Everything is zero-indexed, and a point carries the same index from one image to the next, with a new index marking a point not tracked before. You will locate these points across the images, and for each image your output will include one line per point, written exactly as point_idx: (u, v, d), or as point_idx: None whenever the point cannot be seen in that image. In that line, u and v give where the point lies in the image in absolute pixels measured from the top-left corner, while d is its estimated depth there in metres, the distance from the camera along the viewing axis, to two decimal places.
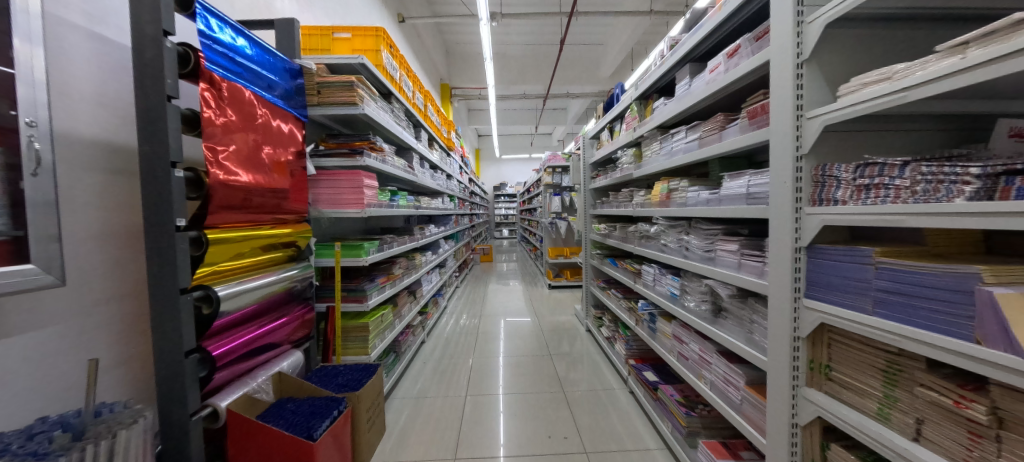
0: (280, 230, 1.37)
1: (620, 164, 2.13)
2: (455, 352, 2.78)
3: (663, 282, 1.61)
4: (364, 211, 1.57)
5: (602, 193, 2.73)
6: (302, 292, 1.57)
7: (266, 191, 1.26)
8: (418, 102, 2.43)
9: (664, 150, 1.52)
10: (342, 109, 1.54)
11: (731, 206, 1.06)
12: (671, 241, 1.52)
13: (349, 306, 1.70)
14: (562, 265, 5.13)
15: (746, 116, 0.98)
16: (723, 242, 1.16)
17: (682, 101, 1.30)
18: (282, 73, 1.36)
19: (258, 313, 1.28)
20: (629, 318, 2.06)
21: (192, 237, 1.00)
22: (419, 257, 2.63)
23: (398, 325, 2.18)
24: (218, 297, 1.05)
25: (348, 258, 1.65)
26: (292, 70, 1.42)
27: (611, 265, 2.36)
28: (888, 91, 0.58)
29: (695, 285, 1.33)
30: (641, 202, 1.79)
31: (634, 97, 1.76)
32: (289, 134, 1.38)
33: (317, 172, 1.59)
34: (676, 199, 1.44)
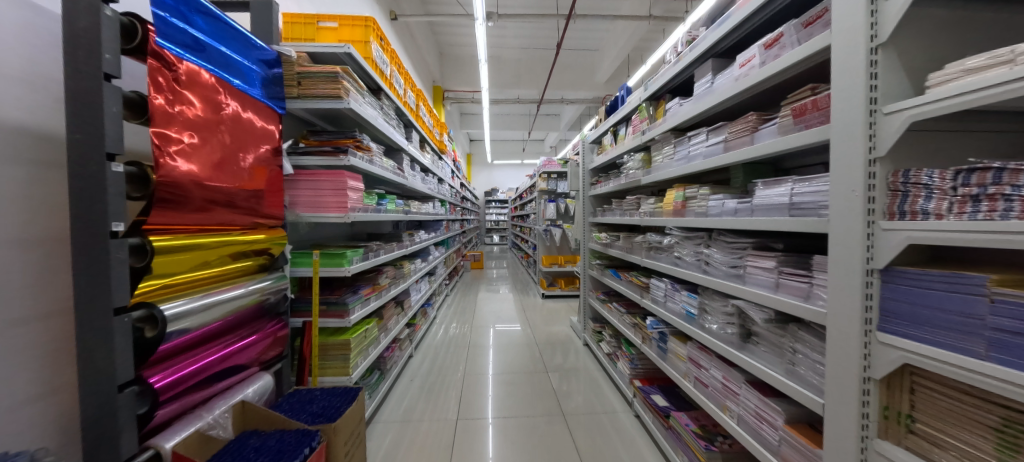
0: (251, 236, 1.13)
1: (624, 168, 1.98)
2: (443, 367, 2.54)
3: (676, 299, 1.45)
4: (348, 215, 1.35)
5: (603, 201, 2.59)
6: (276, 306, 1.31)
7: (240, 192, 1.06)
8: (409, 100, 2.25)
9: (678, 155, 1.39)
10: (326, 103, 1.28)
11: (769, 217, 0.93)
12: (686, 255, 1.37)
13: (328, 323, 1.41)
14: (556, 273, 4.97)
15: (789, 114, 0.85)
16: (755, 258, 1.02)
17: (702, 100, 1.18)
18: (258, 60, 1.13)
19: (225, 329, 1.03)
20: (634, 335, 1.88)
21: (132, 245, 0.75)
22: (407, 265, 2.43)
23: (383, 340, 1.88)
24: (164, 317, 0.79)
25: (326, 267, 1.39)
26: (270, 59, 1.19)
27: (613, 277, 2.20)
28: (1002, 77, 0.44)
29: (718, 305, 1.19)
30: (651, 210, 1.65)
31: (643, 98, 1.64)
32: (264, 129, 1.15)
33: (296, 171, 1.35)
34: (693, 208, 1.31)
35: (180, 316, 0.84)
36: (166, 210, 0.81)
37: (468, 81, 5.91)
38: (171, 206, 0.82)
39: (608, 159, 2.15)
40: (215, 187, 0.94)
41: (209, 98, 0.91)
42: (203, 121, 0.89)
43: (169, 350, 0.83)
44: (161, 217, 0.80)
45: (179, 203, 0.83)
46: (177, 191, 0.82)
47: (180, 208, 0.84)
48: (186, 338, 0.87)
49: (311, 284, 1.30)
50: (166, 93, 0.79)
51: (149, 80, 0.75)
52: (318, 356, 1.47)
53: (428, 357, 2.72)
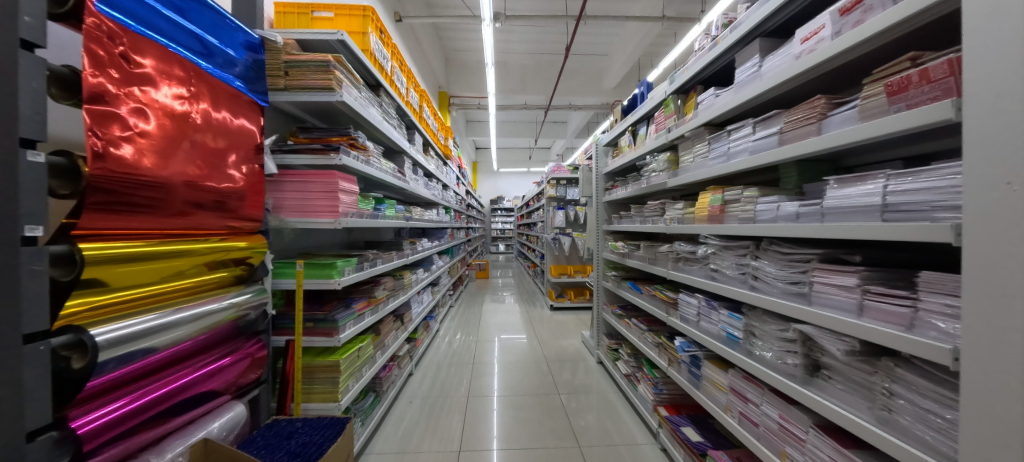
0: (227, 245, 0.95)
1: (645, 170, 1.79)
2: (445, 388, 2.30)
3: (714, 319, 1.24)
4: (341, 221, 1.18)
5: (618, 207, 2.41)
6: (256, 324, 1.09)
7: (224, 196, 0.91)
8: (412, 100, 2.12)
9: (713, 153, 1.21)
10: (316, 97, 1.12)
11: (850, 222, 0.74)
12: (728, 268, 1.16)
13: (315, 343, 1.19)
14: (564, 284, 4.73)
15: (880, 93, 0.68)
16: (825, 273, 0.83)
17: (748, 87, 1.02)
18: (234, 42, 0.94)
19: (196, 350, 0.85)
20: (659, 357, 1.64)
21: (56, 255, 0.56)
22: (408, 275, 2.25)
23: (380, 358, 1.66)
24: (93, 343, 0.58)
25: (312, 280, 1.19)
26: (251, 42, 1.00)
27: (633, 291, 1.98)
28: None
29: (772, 329, 0.98)
30: (680, 215, 1.44)
31: (668, 91, 1.48)
32: (244, 129, 0.96)
33: (281, 171, 1.18)
34: (735, 211, 1.12)
35: (136, 336, 0.66)
36: (137, 215, 0.69)
37: (475, 87, 5.85)
38: (146, 209, 0.70)
39: (627, 161, 1.96)
40: (207, 187, 0.84)
41: (171, 83, 0.72)
42: (170, 115, 0.71)
43: (123, 377, 0.65)
44: (126, 220, 0.66)
45: (156, 206, 0.71)
46: (158, 193, 0.70)
47: (155, 212, 0.72)
48: (147, 363, 0.70)
49: (295, 296, 1.09)
50: (107, 69, 0.59)
51: (85, 52, 0.56)
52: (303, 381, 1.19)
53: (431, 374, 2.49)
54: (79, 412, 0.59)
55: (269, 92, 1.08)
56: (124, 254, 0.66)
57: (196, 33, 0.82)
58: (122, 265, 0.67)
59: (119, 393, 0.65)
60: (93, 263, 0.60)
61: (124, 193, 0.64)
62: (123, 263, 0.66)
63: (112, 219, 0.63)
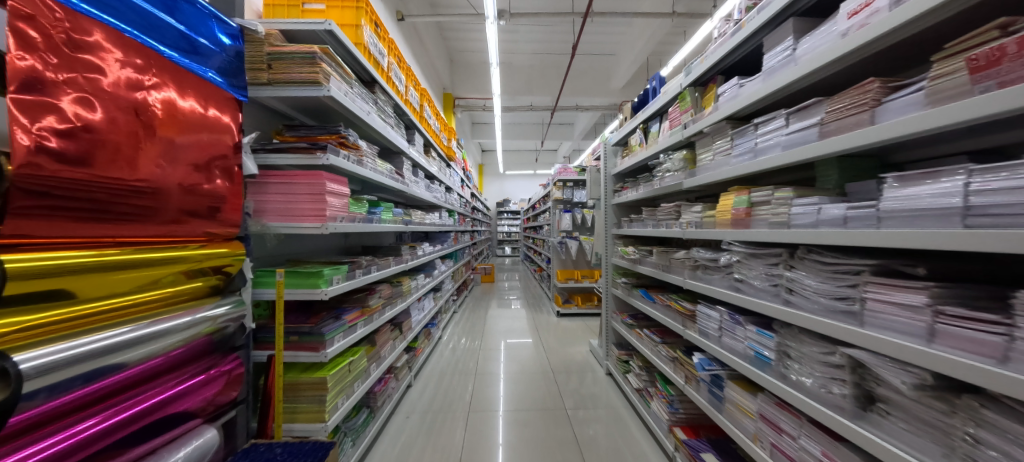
0: (206, 252, 0.89)
1: (658, 170, 1.66)
2: (447, 397, 2.18)
3: (739, 337, 1.09)
4: (328, 225, 1.11)
5: (627, 210, 2.28)
6: (233, 340, 1.01)
7: (213, 200, 0.90)
8: (411, 99, 2.04)
9: (737, 150, 1.09)
10: (301, 91, 1.05)
11: (915, 228, 0.61)
12: (756, 279, 1.02)
13: (300, 358, 1.11)
14: (571, 289, 4.59)
15: (965, 71, 0.53)
16: (879, 288, 0.69)
17: (780, 74, 0.90)
18: (204, 28, 0.87)
19: (170, 366, 0.79)
20: (675, 373, 1.49)
21: None
22: (407, 281, 2.16)
23: (373, 371, 1.56)
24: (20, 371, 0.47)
25: (296, 291, 1.10)
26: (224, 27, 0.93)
27: (646, 300, 1.83)
28: None
29: (811, 351, 0.84)
30: (698, 219, 1.31)
31: (684, 84, 1.36)
32: (217, 121, 0.88)
33: (264, 173, 1.10)
34: (764, 214, 0.98)
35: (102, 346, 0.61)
36: (129, 224, 0.69)
37: (480, 88, 5.80)
38: (138, 218, 0.70)
39: (638, 161, 1.84)
40: (202, 192, 0.85)
41: (127, 72, 0.65)
42: (137, 113, 0.66)
43: (106, 388, 0.62)
44: (116, 228, 0.66)
45: (150, 214, 0.72)
46: (151, 200, 0.71)
47: (150, 219, 0.73)
48: (128, 374, 0.67)
49: (275, 307, 1.01)
50: (41, 53, 0.51)
51: (11, 31, 0.48)
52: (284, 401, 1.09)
53: (432, 382, 2.38)
54: (63, 424, 0.55)
55: (245, 86, 1.00)
56: (117, 262, 0.66)
57: (159, 17, 0.74)
58: (118, 272, 0.67)
59: (104, 405, 0.62)
60: (73, 272, 0.59)
61: (113, 200, 0.64)
62: (119, 271, 0.67)
63: (102, 227, 0.63)
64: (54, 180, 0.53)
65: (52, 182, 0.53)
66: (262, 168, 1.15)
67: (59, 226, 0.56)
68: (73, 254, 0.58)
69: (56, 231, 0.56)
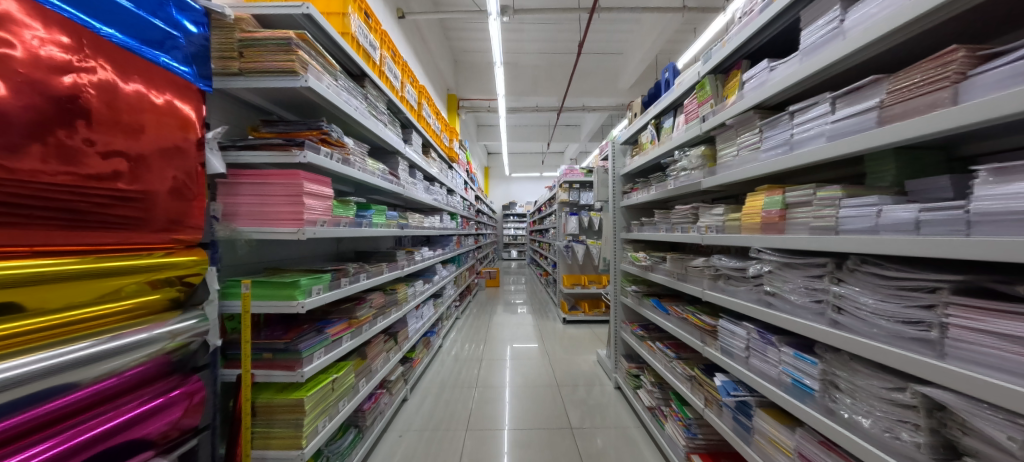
0: (179, 259, 0.83)
1: (672, 169, 1.52)
2: (444, 413, 2.03)
3: (772, 360, 0.92)
4: (305, 230, 1.03)
5: (637, 213, 2.13)
6: (195, 360, 0.90)
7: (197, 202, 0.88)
8: (406, 96, 1.97)
9: (766, 145, 0.95)
10: (276, 81, 0.99)
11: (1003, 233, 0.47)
12: (793, 293, 0.87)
13: (273, 378, 1.01)
14: (578, 295, 4.41)
15: None
16: (956, 309, 0.54)
17: (824, 51, 0.75)
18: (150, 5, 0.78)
19: (132, 385, 0.70)
20: (693, 394, 1.32)
21: None
22: (402, 288, 2.05)
23: (359, 387, 1.43)
24: None
25: (269, 302, 1.01)
26: (178, 6, 0.85)
27: (659, 311, 1.66)
28: None
29: (869, 384, 0.67)
30: (719, 223, 1.16)
31: (702, 72, 1.22)
32: (169, 108, 0.78)
33: (236, 172, 1.02)
34: (804, 216, 0.83)
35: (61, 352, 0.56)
36: (120, 231, 0.69)
37: (485, 90, 5.77)
38: (130, 226, 0.70)
39: (649, 160, 1.70)
40: (189, 197, 0.85)
41: (53, 50, 0.55)
42: (75, 113, 0.58)
43: (79, 402, 0.59)
44: (101, 235, 0.65)
45: (139, 222, 0.72)
46: (139, 208, 0.71)
47: (143, 227, 0.74)
48: (96, 390, 0.62)
49: (242, 321, 0.92)
50: None
51: None
52: (248, 427, 0.97)
53: (429, 395, 2.24)
54: (22, 445, 0.49)
55: (206, 75, 0.92)
56: (106, 268, 0.66)
57: None
58: (106, 279, 0.66)
59: (90, 413, 0.61)
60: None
61: (95, 211, 0.63)
62: (106, 277, 0.66)
63: (63, 235, 0.59)
64: (33, 184, 0.52)
65: (30, 186, 0.52)
66: (236, 167, 1.07)
67: (37, 234, 0.55)
68: (40, 262, 0.55)
69: (22, 238, 0.53)
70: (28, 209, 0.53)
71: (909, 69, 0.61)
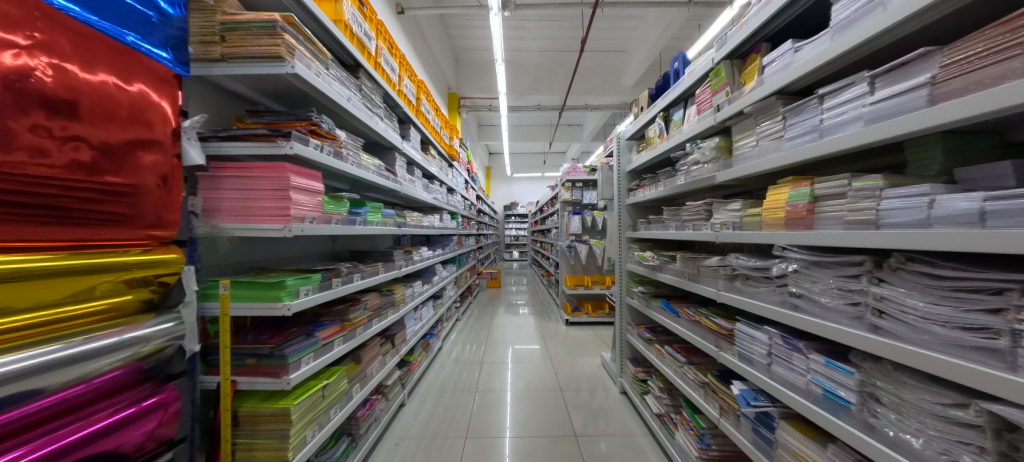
0: (157, 258, 0.76)
1: (682, 163, 1.44)
2: (443, 419, 1.94)
3: (799, 369, 0.84)
4: (292, 227, 0.96)
5: (643, 210, 2.05)
6: (170, 367, 0.84)
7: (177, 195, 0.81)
8: (404, 90, 1.91)
9: (791, 133, 0.87)
10: (261, 67, 0.93)
11: None
12: (823, 295, 0.78)
13: (257, 386, 0.94)
14: (581, 296, 4.33)
15: None
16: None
17: (860, 24, 0.67)
18: None
19: (106, 393, 0.64)
20: (706, 403, 1.23)
21: None
22: (399, 289, 1.98)
23: (351, 394, 1.35)
24: None
25: (253, 303, 0.94)
26: None
27: (669, 314, 1.58)
28: None
29: (917, 399, 0.59)
30: (736, 219, 1.08)
31: (716, 58, 1.15)
32: (145, 97, 0.72)
33: (218, 165, 0.96)
34: (836, 210, 0.75)
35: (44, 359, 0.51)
36: (100, 227, 0.64)
37: (486, 88, 5.70)
38: (111, 221, 0.65)
39: (657, 155, 1.62)
40: (171, 190, 0.78)
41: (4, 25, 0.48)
42: (44, 104, 0.52)
43: (44, 410, 0.53)
44: (88, 232, 0.62)
45: (122, 218, 0.67)
46: (126, 203, 0.67)
47: (128, 224, 0.69)
48: (63, 397, 0.55)
49: (222, 324, 0.85)
50: None
51: None
52: (226, 439, 0.90)
53: (427, 400, 2.16)
54: None
55: (181, 59, 0.86)
56: (88, 266, 0.61)
57: None
58: (81, 278, 0.61)
59: (61, 422, 0.55)
60: None
61: (80, 207, 0.59)
62: (81, 276, 0.60)
63: (35, 230, 0.54)
64: (16, 177, 0.49)
65: (14, 179, 0.49)
66: (217, 159, 1.00)
67: (17, 230, 0.51)
68: (15, 257, 0.50)
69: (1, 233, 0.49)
70: (13, 205, 0.49)
71: (969, 38, 0.53)
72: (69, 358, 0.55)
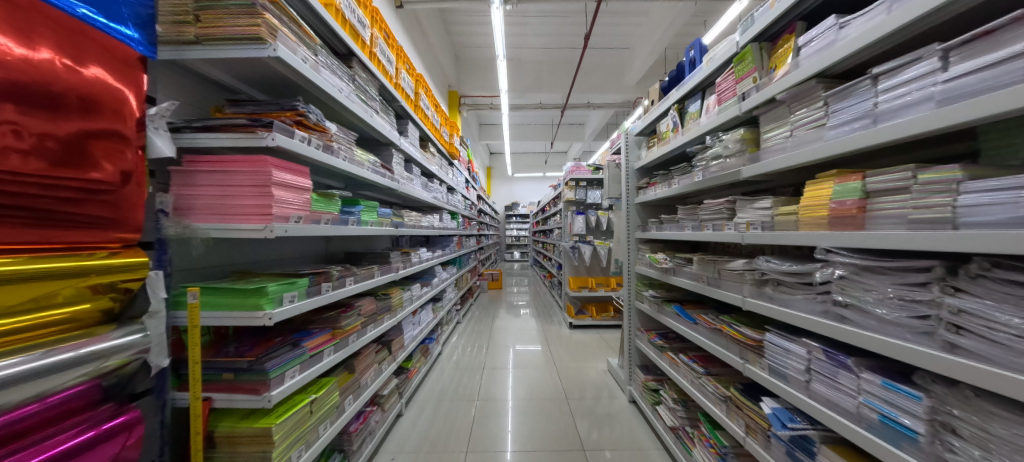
0: (125, 264, 0.66)
1: (700, 159, 1.35)
2: (442, 430, 1.84)
3: (848, 389, 0.73)
4: (273, 227, 0.86)
5: (653, 210, 1.95)
6: (133, 386, 0.72)
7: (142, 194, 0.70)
8: (402, 83, 1.81)
9: (836, 120, 0.76)
10: (241, 50, 0.83)
11: None
12: (880, 306, 0.67)
13: (234, 404, 0.85)
14: (584, 298, 4.22)
15: None
16: None
17: None
18: None
19: (63, 412, 0.54)
20: (731, 420, 1.13)
21: None
22: (397, 293, 1.88)
23: (344, 408, 1.25)
24: None
25: (229, 312, 0.84)
26: None
27: (684, 321, 1.47)
28: None
29: (1003, 433, 0.48)
30: (766, 219, 0.97)
31: (741, 42, 1.05)
32: (105, 83, 0.61)
33: (192, 158, 0.87)
34: (895, 206, 0.65)
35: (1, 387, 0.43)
36: (69, 229, 0.57)
37: (487, 86, 5.60)
38: (78, 224, 0.58)
39: (671, 150, 1.52)
40: (137, 188, 0.68)
41: None
42: None
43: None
44: (49, 235, 0.54)
45: (97, 221, 0.61)
46: (98, 203, 0.60)
47: (99, 227, 0.62)
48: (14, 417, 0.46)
49: (191, 336, 0.75)
50: None
51: None
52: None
53: (426, 408, 2.06)
54: None
55: (150, 40, 0.76)
56: (67, 270, 0.55)
57: None
58: (48, 286, 0.53)
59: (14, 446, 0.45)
60: None
61: (51, 208, 0.53)
62: (50, 283, 0.53)
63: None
64: None
65: None
66: (192, 152, 0.90)
67: None
68: None
69: None
70: None
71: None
72: (26, 383, 0.47)
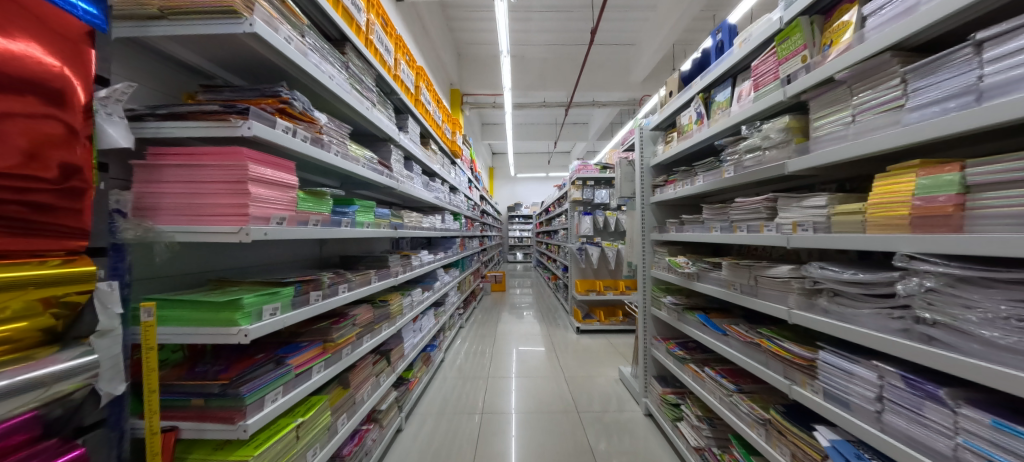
0: (68, 282, 0.51)
1: (729, 152, 1.22)
2: (444, 445, 1.71)
3: (941, 427, 0.59)
4: (250, 230, 0.74)
5: (670, 209, 1.82)
6: (80, 418, 0.57)
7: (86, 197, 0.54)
8: (401, 75, 1.70)
9: (921, 99, 0.63)
10: (211, 25, 0.72)
11: None
12: (986, 327, 0.52)
13: (206, 434, 0.73)
14: (592, 301, 4.08)
15: None
16: None
17: None
18: None
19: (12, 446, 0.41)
20: (771, 447, 1.00)
21: None
22: (397, 299, 1.77)
23: (337, 430, 1.13)
24: None
25: (197, 329, 0.72)
26: None
27: (711, 332, 1.34)
28: None
29: None
30: (819, 218, 0.85)
31: (784, 17, 0.92)
32: (37, 59, 0.46)
33: (158, 150, 0.75)
34: (1007, 205, 0.51)
35: None
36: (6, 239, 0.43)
37: (490, 84, 5.50)
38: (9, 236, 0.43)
39: (694, 144, 1.39)
40: (80, 191, 0.52)
41: None
42: None
43: None
44: None
45: (31, 233, 0.46)
46: (31, 212, 0.45)
47: (35, 240, 0.46)
48: None
49: (148, 360, 0.63)
50: None
51: None
52: None
53: (427, 422, 1.93)
54: None
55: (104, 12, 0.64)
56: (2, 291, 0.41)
57: None
58: None
59: None
60: None
61: None
62: None
63: None
64: None
65: None
66: (158, 143, 0.79)
67: None
68: None
69: None
70: None
71: None
72: None
